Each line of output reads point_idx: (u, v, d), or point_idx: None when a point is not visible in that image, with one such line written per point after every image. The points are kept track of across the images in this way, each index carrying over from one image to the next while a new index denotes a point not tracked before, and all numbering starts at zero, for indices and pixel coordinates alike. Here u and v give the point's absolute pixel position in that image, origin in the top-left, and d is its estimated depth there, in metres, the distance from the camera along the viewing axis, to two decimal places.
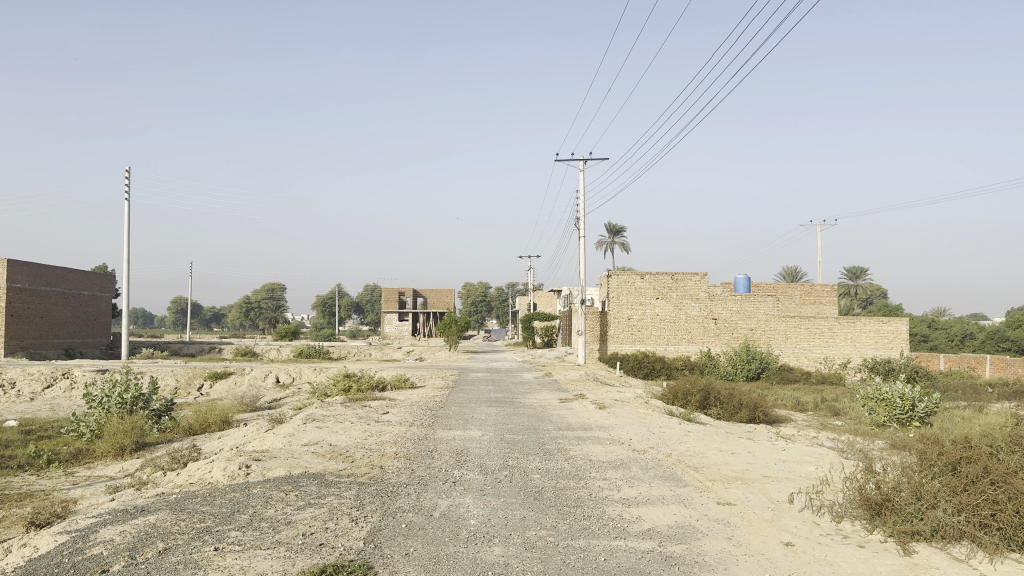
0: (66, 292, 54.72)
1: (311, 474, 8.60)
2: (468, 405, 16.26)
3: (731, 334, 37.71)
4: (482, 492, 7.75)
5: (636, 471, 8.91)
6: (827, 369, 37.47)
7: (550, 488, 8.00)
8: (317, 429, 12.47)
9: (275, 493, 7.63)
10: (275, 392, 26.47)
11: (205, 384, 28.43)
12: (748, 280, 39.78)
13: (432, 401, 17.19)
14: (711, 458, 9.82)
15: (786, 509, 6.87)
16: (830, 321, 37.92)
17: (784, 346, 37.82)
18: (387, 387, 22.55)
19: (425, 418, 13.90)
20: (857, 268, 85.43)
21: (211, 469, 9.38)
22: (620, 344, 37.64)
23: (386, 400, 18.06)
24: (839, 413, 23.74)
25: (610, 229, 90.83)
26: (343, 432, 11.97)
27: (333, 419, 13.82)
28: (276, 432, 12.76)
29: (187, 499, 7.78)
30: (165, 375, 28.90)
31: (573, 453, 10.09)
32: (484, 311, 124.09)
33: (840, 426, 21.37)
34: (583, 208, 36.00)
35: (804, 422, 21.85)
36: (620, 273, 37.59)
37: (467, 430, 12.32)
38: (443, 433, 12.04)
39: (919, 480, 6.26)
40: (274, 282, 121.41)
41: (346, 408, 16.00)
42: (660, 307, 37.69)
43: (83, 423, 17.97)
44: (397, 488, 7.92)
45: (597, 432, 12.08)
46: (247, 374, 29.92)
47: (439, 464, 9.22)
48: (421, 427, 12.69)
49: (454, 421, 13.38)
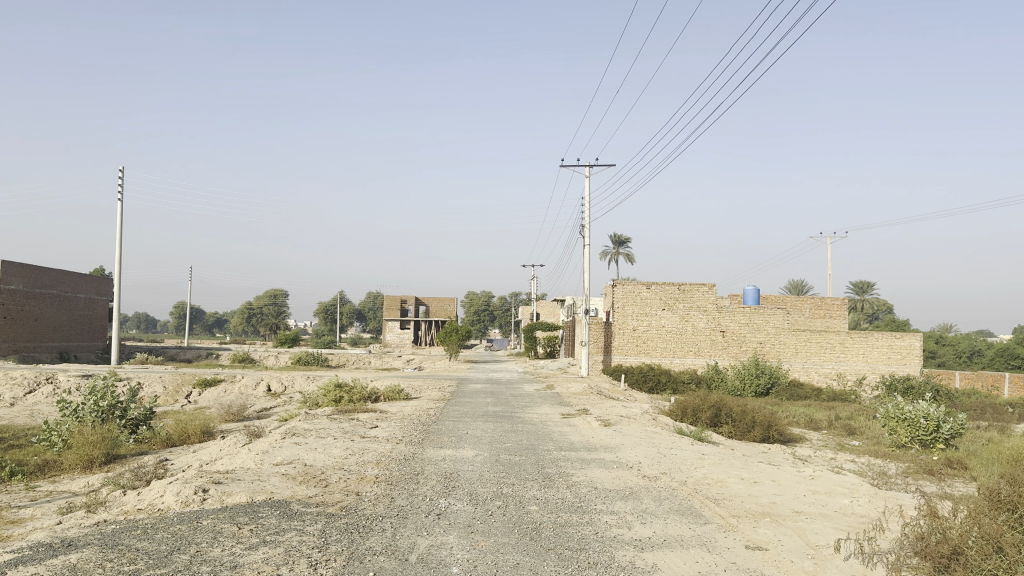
0: (62, 294, 53.71)
1: (274, 503, 7.49)
2: (463, 420, 15.14)
3: (739, 347, 36.56)
4: (469, 529, 6.64)
5: (648, 503, 7.77)
6: (839, 385, 36.25)
7: (550, 524, 6.87)
8: (295, 446, 11.36)
9: (226, 527, 6.51)
10: (265, 401, 25.37)
11: (194, 392, 27.30)
12: (757, 292, 38.64)
13: (426, 414, 16.08)
14: (732, 488, 8.70)
15: (829, 558, 5.81)
16: (842, 336, 36.75)
17: (794, 360, 36.65)
18: (381, 398, 21.44)
19: (416, 434, 12.81)
20: (863, 283, 84.37)
21: (165, 492, 8.26)
22: (624, 356, 36.49)
23: (376, 413, 16.96)
24: (855, 432, 22.61)
25: (615, 240, 89.98)
26: (322, 450, 10.87)
27: (316, 433, 12.70)
28: (249, 448, 11.64)
29: (125, 531, 6.67)
30: (152, 382, 27.78)
31: (576, 480, 8.96)
32: (487, 320, 123.10)
33: (858, 446, 20.19)
34: (588, 215, 34.94)
35: (821, 442, 20.69)
36: (625, 283, 36.51)
37: (460, 449, 11.24)
38: (433, 452, 10.93)
39: (998, 527, 5.19)
40: (277, 289, 120.64)
41: (332, 421, 14.89)
42: (666, 318, 36.56)
43: (55, 432, 16.81)
44: (371, 522, 6.80)
45: (602, 453, 10.98)
46: (238, 381, 28.81)
47: (424, 491, 8.11)
48: (409, 445, 11.58)
49: (446, 438, 12.25)
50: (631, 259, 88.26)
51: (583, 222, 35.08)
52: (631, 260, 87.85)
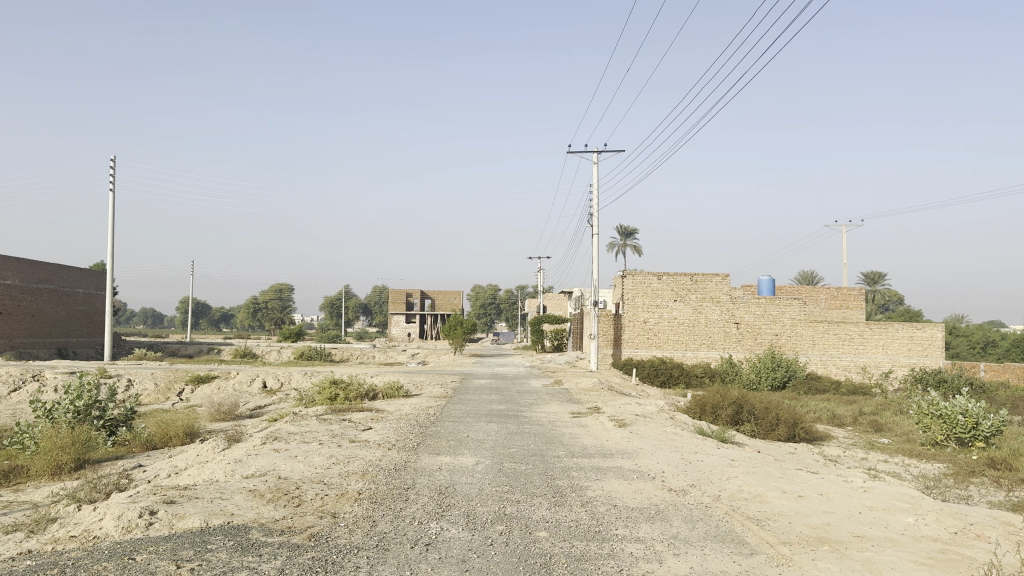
0: (60, 289, 52.64)
1: (230, 531, 6.20)
2: (464, 420, 13.87)
3: (754, 339, 35.23)
4: (463, 567, 5.36)
5: (680, 527, 6.50)
6: (863, 378, 34.95)
7: (563, 558, 5.59)
8: (274, 453, 10.11)
9: (161, 567, 5.24)
10: (260, 399, 24.21)
11: (186, 390, 26.14)
12: (773, 283, 37.27)
13: (425, 414, 14.80)
14: (776, 506, 7.42)
15: None
16: (861, 327, 35.41)
17: (811, 353, 35.30)
18: (378, 396, 20.16)
19: (411, 437, 11.54)
20: (873, 274, 83.07)
21: (106, 513, 6.99)
22: (635, 349, 35.18)
23: (372, 412, 15.71)
24: (883, 428, 21.34)
25: (622, 231, 88.74)
26: (302, 459, 9.60)
27: (300, 438, 11.44)
28: (223, 457, 10.37)
29: (40, 572, 5.38)
30: (143, 380, 26.60)
31: (591, 495, 7.68)
32: (494, 314, 121.97)
33: (888, 445, 18.90)
34: (596, 203, 33.64)
35: (848, 440, 19.40)
36: (635, 273, 35.19)
37: (458, 456, 9.96)
38: (429, 461, 9.64)
39: None
40: (281, 283, 119.83)
41: (322, 422, 13.66)
42: (678, 309, 35.24)
43: (27, 435, 15.59)
44: (344, 557, 5.54)
45: (619, 461, 9.70)
46: (233, 377, 27.63)
47: (414, 514, 6.82)
48: (402, 451, 10.30)
49: (444, 443, 10.97)
50: (638, 250, 86.87)
51: (590, 210, 33.73)
52: (639, 251, 86.48)
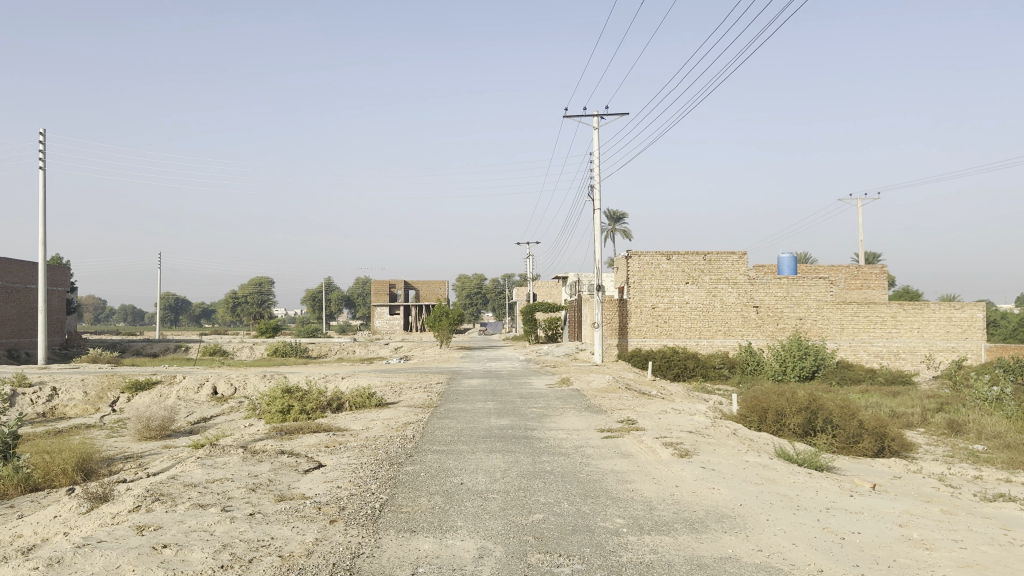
0: (10, 286, 47.87)
1: None
2: (453, 451, 9.59)
3: (776, 325, 31.29)
4: None
5: None
6: (914, 368, 31.25)
7: None
8: (127, 542, 5.85)
9: None
10: (206, 409, 19.98)
11: (121, 399, 21.97)
12: (795, 261, 33.04)
13: (398, 440, 10.55)
14: None
15: None
16: (894, 309, 31.54)
17: (840, 338, 31.39)
18: (343, 405, 15.91)
19: (370, 494, 7.27)
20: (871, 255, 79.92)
21: None
22: (643, 338, 31.13)
23: (329, 436, 11.49)
24: (963, 429, 17.43)
25: (611, 216, 84.97)
26: (167, 558, 5.37)
27: (195, 500, 7.15)
28: (43, 549, 6.07)
29: None
30: (69, 389, 22.21)
31: None
32: (480, 303, 117.67)
33: (989, 454, 14.96)
34: (598, 174, 29.50)
35: (937, 450, 15.37)
36: (642, 254, 31.09)
37: (444, 540, 5.73)
38: (396, 552, 5.46)
39: None
40: (261, 277, 115.29)
41: (247, 459, 9.37)
42: (690, 293, 31.19)
43: None
44: None
45: (733, 545, 5.55)
46: (178, 383, 23.28)
47: None
48: (354, 529, 6.04)
49: (421, 505, 6.77)
50: (627, 235, 82.59)
51: (591, 182, 29.53)
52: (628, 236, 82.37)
